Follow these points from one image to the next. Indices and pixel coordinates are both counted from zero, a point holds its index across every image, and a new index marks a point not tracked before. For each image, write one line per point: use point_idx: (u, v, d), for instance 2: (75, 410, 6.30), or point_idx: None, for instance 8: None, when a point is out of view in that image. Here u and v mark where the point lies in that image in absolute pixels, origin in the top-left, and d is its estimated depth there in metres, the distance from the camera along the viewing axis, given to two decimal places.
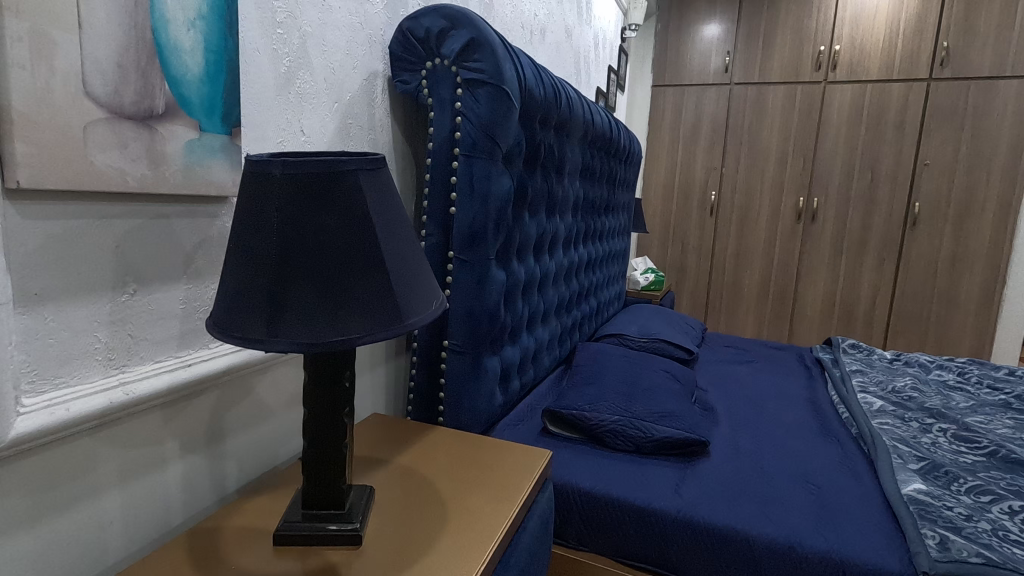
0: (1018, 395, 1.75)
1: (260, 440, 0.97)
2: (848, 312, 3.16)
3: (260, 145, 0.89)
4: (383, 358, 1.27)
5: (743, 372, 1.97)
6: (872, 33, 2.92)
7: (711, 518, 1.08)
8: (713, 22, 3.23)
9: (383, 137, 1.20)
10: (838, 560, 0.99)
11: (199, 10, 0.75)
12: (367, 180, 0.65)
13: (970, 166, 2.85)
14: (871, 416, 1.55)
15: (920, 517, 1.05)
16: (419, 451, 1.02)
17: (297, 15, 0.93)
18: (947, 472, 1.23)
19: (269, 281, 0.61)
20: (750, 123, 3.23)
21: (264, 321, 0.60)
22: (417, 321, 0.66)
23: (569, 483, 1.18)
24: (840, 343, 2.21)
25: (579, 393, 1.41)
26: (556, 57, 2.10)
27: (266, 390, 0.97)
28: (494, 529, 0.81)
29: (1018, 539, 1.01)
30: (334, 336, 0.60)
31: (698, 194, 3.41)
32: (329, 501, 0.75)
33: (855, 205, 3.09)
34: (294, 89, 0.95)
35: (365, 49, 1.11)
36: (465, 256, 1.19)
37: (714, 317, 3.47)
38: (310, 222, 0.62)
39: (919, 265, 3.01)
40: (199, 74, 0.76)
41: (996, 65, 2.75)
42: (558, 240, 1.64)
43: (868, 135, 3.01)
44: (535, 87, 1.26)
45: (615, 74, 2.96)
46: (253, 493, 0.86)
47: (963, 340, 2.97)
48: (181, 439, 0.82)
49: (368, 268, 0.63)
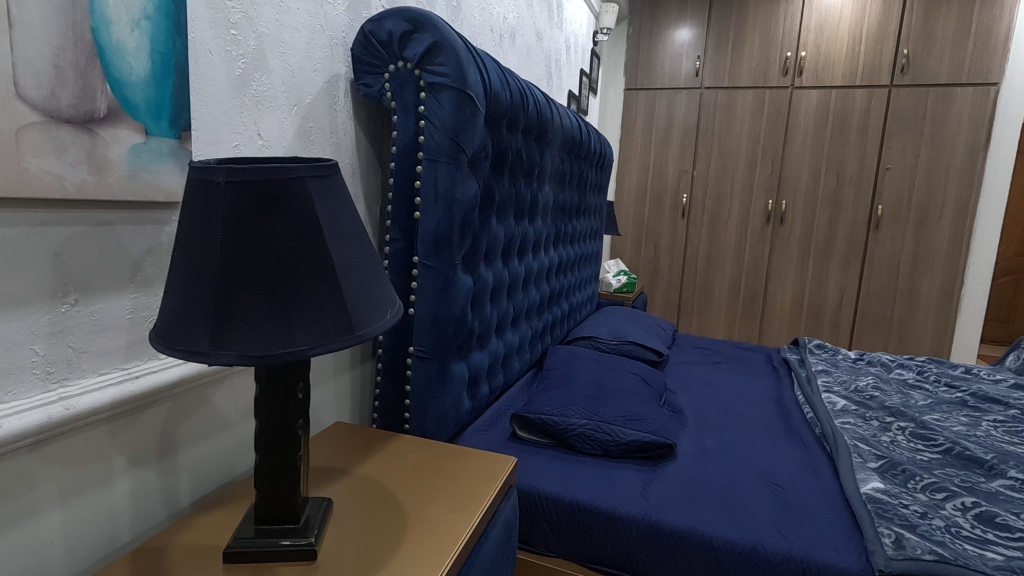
0: (973, 392, 1.81)
1: (216, 452, 0.94)
2: (816, 313, 3.23)
3: (214, 149, 0.86)
4: (347, 365, 1.25)
5: (713, 373, 2.00)
6: (836, 40, 2.99)
7: (675, 521, 1.09)
8: (684, 26, 3.27)
9: (347, 141, 1.18)
10: (799, 560, 1.00)
11: (144, 10, 0.72)
12: (318, 186, 0.64)
13: (929, 170, 2.94)
14: (834, 415, 1.58)
15: (878, 516, 1.07)
16: (381, 460, 1.01)
17: (252, 16, 0.91)
18: (905, 469, 1.26)
19: (214, 290, 0.59)
20: (720, 127, 3.28)
21: (208, 333, 0.58)
22: (370, 331, 0.65)
23: (535, 488, 1.18)
24: (806, 343, 2.25)
25: (547, 397, 1.41)
26: (527, 60, 2.10)
27: (222, 400, 0.94)
28: (454, 540, 0.80)
29: (970, 536, 1.03)
30: (283, 346, 0.59)
31: (670, 196, 3.45)
32: (284, 516, 0.73)
33: (821, 207, 3.15)
34: (250, 92, 0.92)
35: (326, 51, 1.09)
36: (431, 262, 1.18)
37: (686, 318, 3.51)
38: (258, 228, 0.60)
39: (882, 266, 3.09)
40: (145, 75, 0.74)
41: (953, 73, 2.84)
42: (528, 245, 1.64)
43: (833, 140, 3.08)
44: (501, 91, 1.26)
45: (587, 78, 2.98)
46: (205, 508, 0.84)
47: (925, 339, 3.06)
48: (129, 454, 0.79)
49: (319, 277, 0.62)
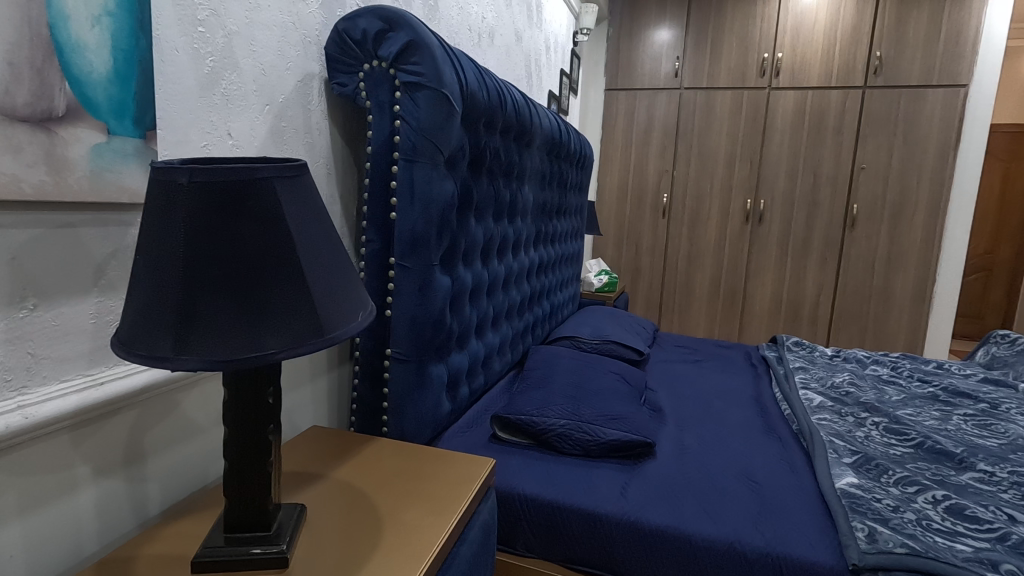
0: (945, 387, 1.85)
1: (187, 459, 0.92)
2: (795, 310, 3.28)
3: (181, 149, 0.85)
4: (324, 368, 1.23)
5: (692, 372, 2.01)
6: (812, 41, 3.04)
7: (655, 519, 1.10)
8: (663, 27, 3.30)
9: (322, 141, 1.16)
10: (776, 556, 1.01)
11: (105, 7, 0.71)
12: (285, 187, 0.63)
13: (902, 169, 3.01)
14: (811, 412, 1.60)
15: (852, 510, 1.08)
16: (357, 464, 0.99)
17: (221, 13, 0.89)
18: (878, 464, 1.28)
19: (176, 293, 0.57)
20: (699, 127, 3.31)
21: (172, 337, 0.57)
22: (341, 334, 0.64)
23: (516, 489, 1.18)
24: (784, 341, 2.28)
25: (527, 398, 1.41)
26: (506, 60, 2.10)
27: (193, 405, 0.92)
28: (431, 543, 0.79)
29: (940, 528, 1.05)
30: (250, 350, 0.58)
31: (651, 196, 3.47)
32: (254, 522, 0.72)
33: (799, 206, 3.20)
34: (219, 91, 0.90)
35: (299, 50, 1.08)
36: (407, 263, 1.17)
37: (668, 317, 3.54)
38: (222, 230, 0.59)
39: (858, 264, 3.15)
40: (107, 73, 0.72)
41: (924, 74, 2.90)
42: (508, 245, 1.64)
43: (810, 140, 3.13)
44: (478, 91, 1.25)
45: (567, 78, 2.99)
46: (174, 517, 0.82)
47: (899, 335, 3.13)
48: (94, 463, 0.77)
49: (288, 279, 0.61)
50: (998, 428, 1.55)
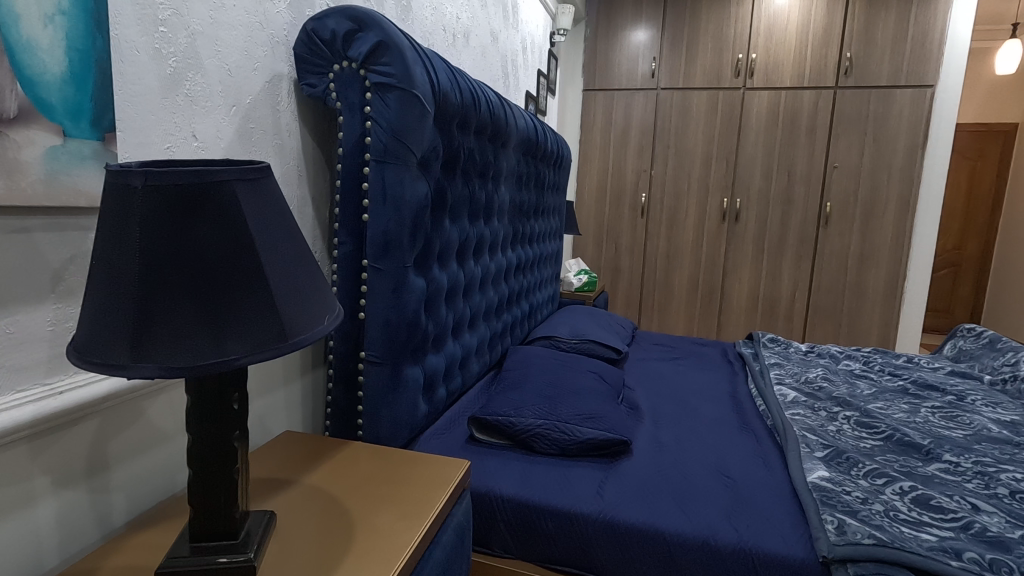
0: (914, 379, 1.90)
1: (153, 467, 0.90)
2: (771, 307, 3.33)
3: (144, 151, 0.83)
4: (297, 372, 1.22)
5: (670, 369, 2.03)
6: (784, 42, 3.09)
7: (630, 517, 1.10)
8: (640, 27, 3.33)
9: (292, 142, 1.15)
10: (749, 551, 1.03)
11: (59, 5, 0.69)
12: (246, 189, 0.62)
13: (873, 168, 3.07)
14: (785, 407, 1.63)
15: (823, 503, 1.10)
16: (331, 469, 0.98)
17: (184, 13, 0.87)
18: (848, 457, 1.31)
19: (133, 299, 0.56)
20: (676, 126, 3.35)
21: (128, 344, 0.56)
22: (306, 338, 0.63)
23: (492, 490, 1.18)
24: (760, 338, 2.31)
25: (504, 398, 1.41)
26: (482, 61, 2.10)
27: (159, 412, 0.90)
28: (403, 546, 0.79)
29: (906, 518, 1.08)
30: (210, 357, 0.57)
31: (629, 196, 3.50)
32: (221, 531, 0.70)
33: (774, 205, 3.25)
34: (183, 92, 0.88)
35: (266, 50, 1.06)
36: (380, 265, 1.16)
37: (648, 316, 3.57)
38: (180, 234, 0.57)
39: (832, 261, 3.20)
40: (62, 74, 0.70)
41: (893, 75, 2.97)
42: (484, 246, 1.63)
43: (784, 140, 3.18)
44: (450, 91, 1.25)
45: (544, 78, 2.99)
46: (138, 528, 0.80)
47: (872, 330, 3.20)
48: (55, 475, 0.75)
49: (248, 284, 0.60)
50: (963, 419, 1.59)
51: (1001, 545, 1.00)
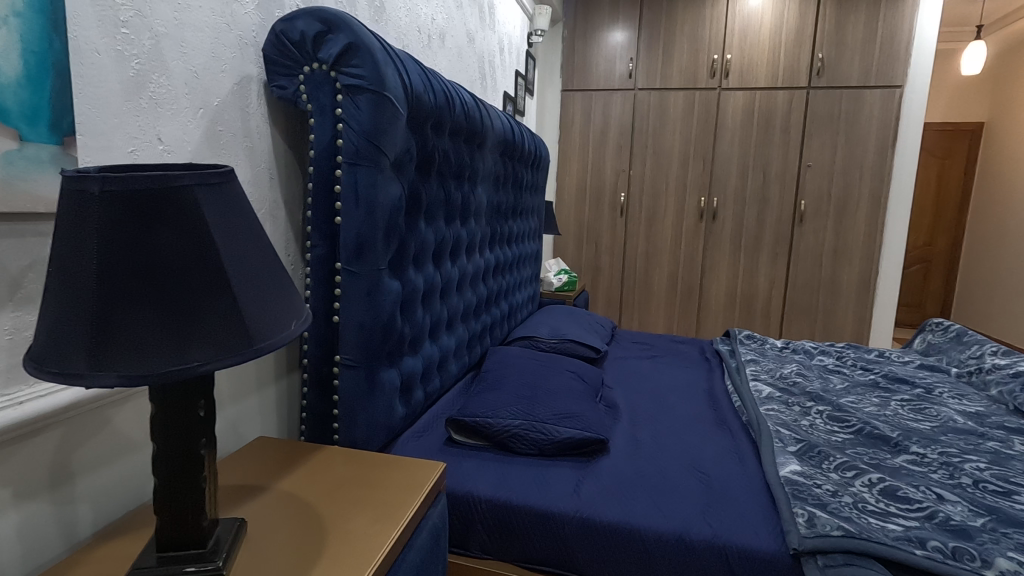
0: (885, 373, 1.94)
1: (120, 476, 0.89)
2: (749, 304, 3.38)
3: (107, 155, 0.81)
4: (271, 377, 1.20)
5: (649, 367, 2.05)
6: (758, 43, 3.14)
7: (607, 515, 1.11)
8: (617, 28, 3.35)
9: (263, 145, 1.14)
10: (723, 545, 1.04)
11: (12, 6, 0.67)
12: (208, 194, 0.61)
13: (846, 166, 3.14)
14: (760, 402, 1.65)
15: (794, 497, 1.12)
16: (304, 474, 0.98)
17: (147, 14, 0.86)
18: (820, 451, 1.33)
19: (91, 306, 0.55)
20: (654, 126, 3.38)
21: (86, 352, 0.54)
22: (271, 345, 0.63)
23: (470, 492, 1.18)
24: (737, 334, 2.35)
25: (482, 400, 1.41)
26: (458, 62, 2.09)
27: (127, 420, 0.89)
28: (376, 550, 0.78)
29: (874, 509, 1.10)
30: (173, 364, 0.56)
31: (608, 196, 3.52)
32: (189, 540, 0.70)
33: (750, 204, 3.30)
34: (147, 95, 0.87)
35: (234, 51, 1.05)
36: (354, 268, 1.15)
37: (628, 314, 3.59)
38: (139, 240, 0.57)
39: (807, 258, 3.26)
40: (17, 77, 0.68)
41: (863, 75, 3.04)
42: (461, 247, 1.63)
43: (758, 139, 3.23)
44: (423, 93, 1.24)
45: (522, 79, 3.00)
46: (102, 539, 0.78)
47: (846, 325, 3.26)
48: (16, 487, 0.73)
49: (211, 290, 0.59)
50: (931, 412, 1.63)
51: (964, 533, 1.03)
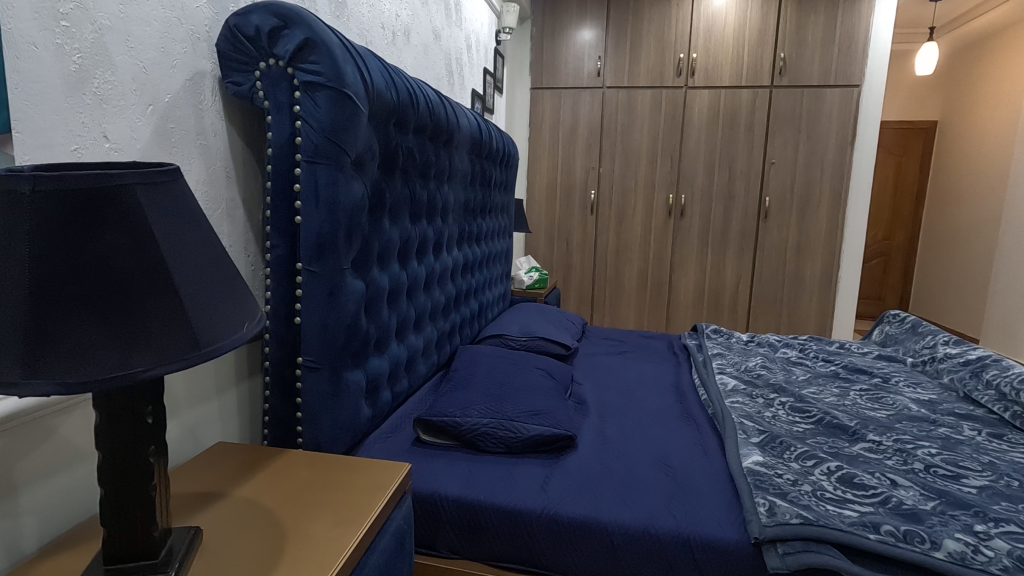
0: (845, 364, 2.00)
1: (68, 486, 0.85)
2: (716, 299, 3.45)
3: (47, 153, 0.78)
4: (231, 380, 1.18)
5: (618, 363, 2.07)
6: (723, 42, 3.19)
7: (574, 510, 1.12)
8: (585, 27, 3.37)
9: (218, 143, 1.11)
10: (688, 536, 1.06)
11: None
12: (150, 193, 0.59)
13: (807, 163, 3.22)
14: (725, 396, 1.69)
15: (756, 487, 1.14)
16: (265, 479, 0.96)
17: (88, 6, 0.82)
18: (782, 441, 1.37)
19: (25, 310, 0.53)
20: (622, 124, 3.41)
21: (20, 359, 0.52)
22: (223, 347, 0.61)
23: (437, 491, 1.17)
24: (704, 329, 2.39)
25: (450, 399, 1.40)
26: (424, 59, 2.07)
27: (74, 428, 0.86)
28: (337, 554, 0.77)
29: (832, 496, 1.13)
30: (118, 369, 0.54)
31: (579, 193, 3.55)
32: (137, 552, 0.67)
33: (716, 200, 3.36)
34: (91, 91, 0.84)
35: (185, 46, 1.01)
36: (315, 268, 1.13)
37: (599, 312, 3.63)
38: (78, 242, 0.54)
39: (770, 253, 3.34)
40: None
41: (823, 75, 3.12)
42: (428, 246, 1.62)
43: (724, 137, 3.29)
44: (385, 89, 1.23)
45: (491, 76, 2.99)
46: (46, 553, 0.75)
47: (809, 319, 3.35)
48: None
49: (155, 292, 0.58)
50: (888, 400, 1.69)
51: (914, 516, 1.07)
